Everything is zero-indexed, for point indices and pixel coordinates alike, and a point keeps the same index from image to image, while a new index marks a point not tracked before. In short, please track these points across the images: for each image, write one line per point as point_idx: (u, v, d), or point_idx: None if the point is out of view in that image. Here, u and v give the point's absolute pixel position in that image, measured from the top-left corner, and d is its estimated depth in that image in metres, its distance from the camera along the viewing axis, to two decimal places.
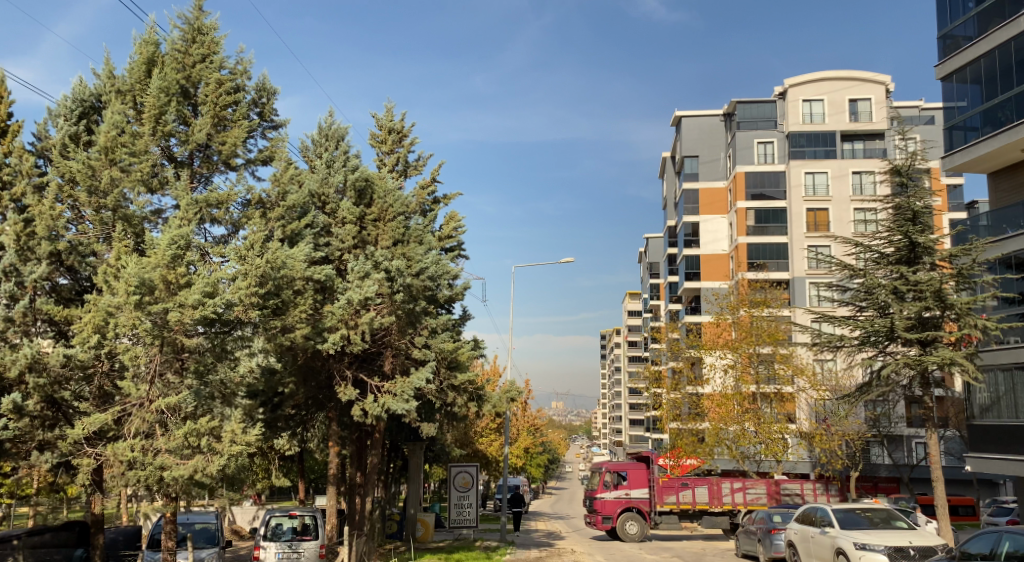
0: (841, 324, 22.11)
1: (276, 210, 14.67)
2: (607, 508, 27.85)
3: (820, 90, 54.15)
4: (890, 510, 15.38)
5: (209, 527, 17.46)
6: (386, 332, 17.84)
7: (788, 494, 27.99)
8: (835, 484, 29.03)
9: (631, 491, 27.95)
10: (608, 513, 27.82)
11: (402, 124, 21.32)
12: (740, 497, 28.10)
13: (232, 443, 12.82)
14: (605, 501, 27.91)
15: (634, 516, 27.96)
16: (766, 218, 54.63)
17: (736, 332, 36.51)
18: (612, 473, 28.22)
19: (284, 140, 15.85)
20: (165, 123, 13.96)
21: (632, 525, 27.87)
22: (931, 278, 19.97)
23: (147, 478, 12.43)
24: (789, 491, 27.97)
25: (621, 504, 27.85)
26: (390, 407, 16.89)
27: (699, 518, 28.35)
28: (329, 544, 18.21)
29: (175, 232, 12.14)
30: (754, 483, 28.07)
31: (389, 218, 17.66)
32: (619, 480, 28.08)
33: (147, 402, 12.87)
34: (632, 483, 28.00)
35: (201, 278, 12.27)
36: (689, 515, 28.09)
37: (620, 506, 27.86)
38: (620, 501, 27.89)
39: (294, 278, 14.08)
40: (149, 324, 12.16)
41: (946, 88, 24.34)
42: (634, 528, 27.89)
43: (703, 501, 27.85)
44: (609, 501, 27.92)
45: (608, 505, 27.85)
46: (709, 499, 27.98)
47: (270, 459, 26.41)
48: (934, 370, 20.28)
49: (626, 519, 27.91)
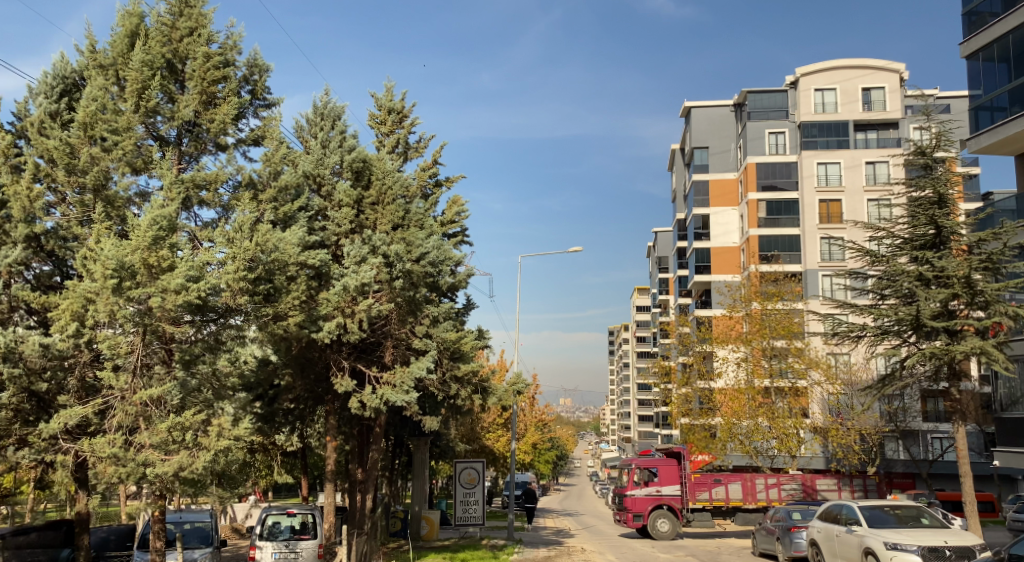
0: (861, 312, 21.12)
1: (268, 191, 13.91)
2: (637, 506, 26.66)
3: (832, 79, 53.09)
4: (920, 508, 14.53)
5: (205, 526, 16.69)
6: (386, 320, 17.09)
7: (824, 491, 27.44)
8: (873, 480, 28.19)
9: (662, 488, 26.92)
10: (638, 511, 26.59)
11: (403, 104, 20.47)
12: (775, 494, 27.47)
13: (219, 438, 12.10)
14: (635, 498, 26.70)
15: (666, 514, 26.68)
16: (778, 209, 53.40)
17: (749, 325, 35.55)
18: (642, 470, 27.14)
19: (277, 119, 15.04)
20: (149, 98, 13.12)
21: (664, 522, 26.55)
22: (958, 265, 19.07)
23: (129, 475, 11.68)
24: (825, 487, 27.44)
25: (652, 501, 26.72)
26: (389, 399, 16.10)
27: (731, 513, 28.13)
28: (330, 544, 17.41)
29: (157, 212, 11.34)
30: (789, 478, 27.52)
31: (389, 201, 16.84)
32: (650, 477, 27.03)
33: (130, 394, 12.05)
34: (663, 479, 26.99)
35: (186, 262, 11.56)
36: (722, 512, 27.79)
37: (651, 503, 26.72)
38: (651, 498, 26.77)
39: (287, 264, 13.24)
40: (130, 311, 11.43)
41: (970, 67, 23.31)
42: (665, 526, 26.55)
43: (736, 498, 27.36)
44: (640, 498, 26.74)
45: (638, 502, 26.66)
46: (742, 495, 27.50)
47: (271, 455, 25.65)
48: (961, 361, 19.36)
49: (657, 517, 26.62)
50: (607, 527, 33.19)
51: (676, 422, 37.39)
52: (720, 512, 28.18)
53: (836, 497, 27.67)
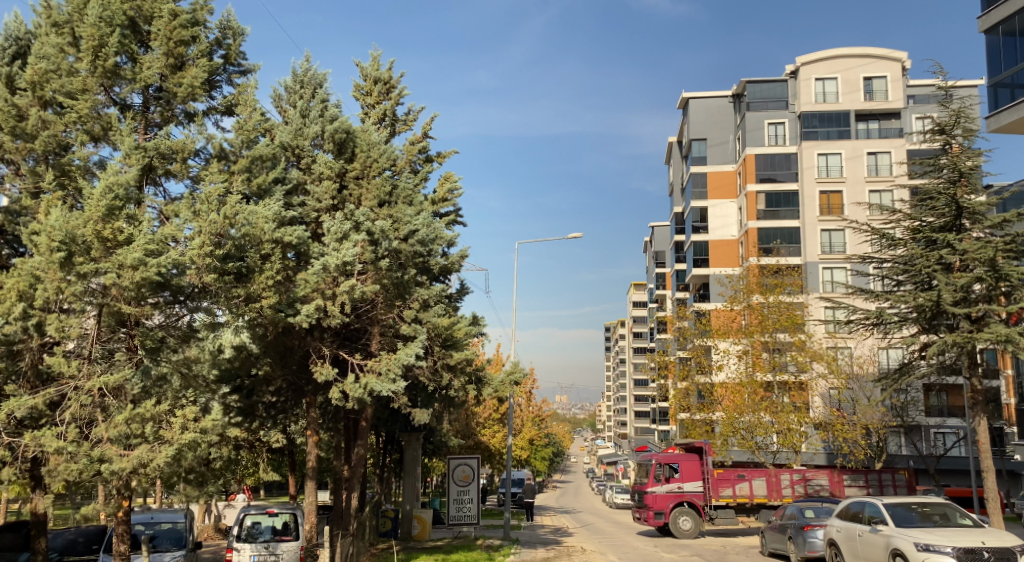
0: (875, 299, 19.95)
1: (241, 162, 12.70)
2: (658, 503, 25.66)
3: (833, 68, 52.08)
4: (948, 506, 13.45)
5: (179, 527, 15.46)
6: (371, 305, 15.96)
7: (852, 485, 26.39)
8: (902, 472, 27.27)
9: (684, 485, 25.79)
10: (660, 508, 25.62)
11: (390, 74, 19.26)
12: (800, 491, 26.17)
13: (183, 431, 11.00)
14: (656, 495, 25.70)
15: (688, 511, 25.66)
16: (777, 201, 52.19)
17: (748, 317, 34.43)
18: (663, 466, 26.01)
19: (251, 85, 13.77)
20: (107, 57, 11.72)
21: (686, 520, 25.55)
22: (981, 248, 17.91)
23: (82, 472, 10.51)
24: (853, 482, 26.39)
25: (673, 499, 25.68)
26: (373, 388, 14.83)
27: (756, 511, 26.64)
28: (312, 546, 16.25)
29: (112, 179, 10.23)
30: (814, 475, 26.29)
31: (373, 175, 15.88)
32: (671, 473, 25.89)
33: (85, 382, 10.86)
34: (684, 476, 25.86)
35: (143, 234, 10.34)
36: (746, 509, 26.37)
37: (673, 500, 25.71)
38: (672, 495, 25.72)
39: (261, 241, 12.11)
40: (80, 288, 10.26)
41: (989, 41, 22.15)
42: (688, 523, 25.57)
43: (762, 495, 25.97)
44: (661, 495, 25.72)
45: (660, 500, 25.66)
46: (767, 492, 26.13)
47: (256, 452, 24.64)
48: (985, 350, 18.21)
49: (679, 515, 25.63)
50: (606, 526, 32.05)
51: (675, 418, 36.45)
52: (744, 509, 26.50)
53: (849, 493, 26.57)
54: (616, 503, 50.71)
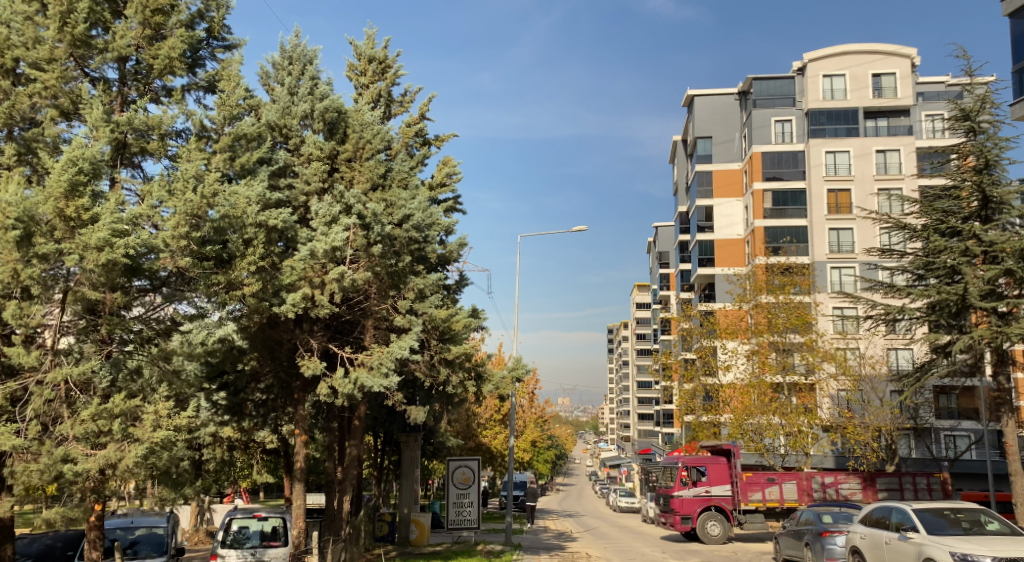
0: (896, 293, 18.92)
1: (223, 140, 11.88)
2: (685, 507, 24.87)
3: (842, 64, 51.04)
4: (977, 510, 12.60)
5: (161, 532, 14.54)
6: (364, 296, 15.06)
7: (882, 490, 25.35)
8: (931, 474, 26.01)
9: (711, 489, 25.03)
10: (687, 513, 24.81)
11: (386, 55, 18.48)
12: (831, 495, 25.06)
13: (155, 428, 10.16)
14: (684, 499, 24.90)
15: (715, 516, 24.82)
16: (784, 200, 51.28)
17: (756, 316, 33.54)
18: (690, 470, 25.27)
19: (236, 60, 12.91)
20: (75, 23, 10.85)
21: (714, 526, 24.71)
22: (1009, 239, 16.99)
23: (44, 474, 9.51)
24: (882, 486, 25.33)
25: (701, 503, 24.87)
26: (363, 383, 13.87)
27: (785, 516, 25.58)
28: (300, 551, 15.35)
29: (75, 152, 9.36)
30: (847, 478, 25.13)
31: (366, 157, 15.08)
32: (699, 476, 25.18)
33: (47, 376, 9.97)
34: (712, 479, 25.11)
35: (108, 212, 9.44)
36: (776, 514, 25.29)
37: (700, 504, 24.89)
38: (700, 499, 24.92)
39: (244, 225, 11.19)
40: (35, 270, 9.36)
41: (1014, 25, 21.20)
42: (716, 529, 24.73)
43: (792, 499, 24.93)
44: (688, 499, 24.93)
45: (686, 504, 24.88)
46: (797, 497, 25.06)
47: (249, 453, 23.83)
48: (1011, 346, 17.23)
49: (707, 520, 24.76)
50: (612, 532, 31.04)
51: (681, 418, 35.58)
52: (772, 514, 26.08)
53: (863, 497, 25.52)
54: (620, 506, 49.69)
